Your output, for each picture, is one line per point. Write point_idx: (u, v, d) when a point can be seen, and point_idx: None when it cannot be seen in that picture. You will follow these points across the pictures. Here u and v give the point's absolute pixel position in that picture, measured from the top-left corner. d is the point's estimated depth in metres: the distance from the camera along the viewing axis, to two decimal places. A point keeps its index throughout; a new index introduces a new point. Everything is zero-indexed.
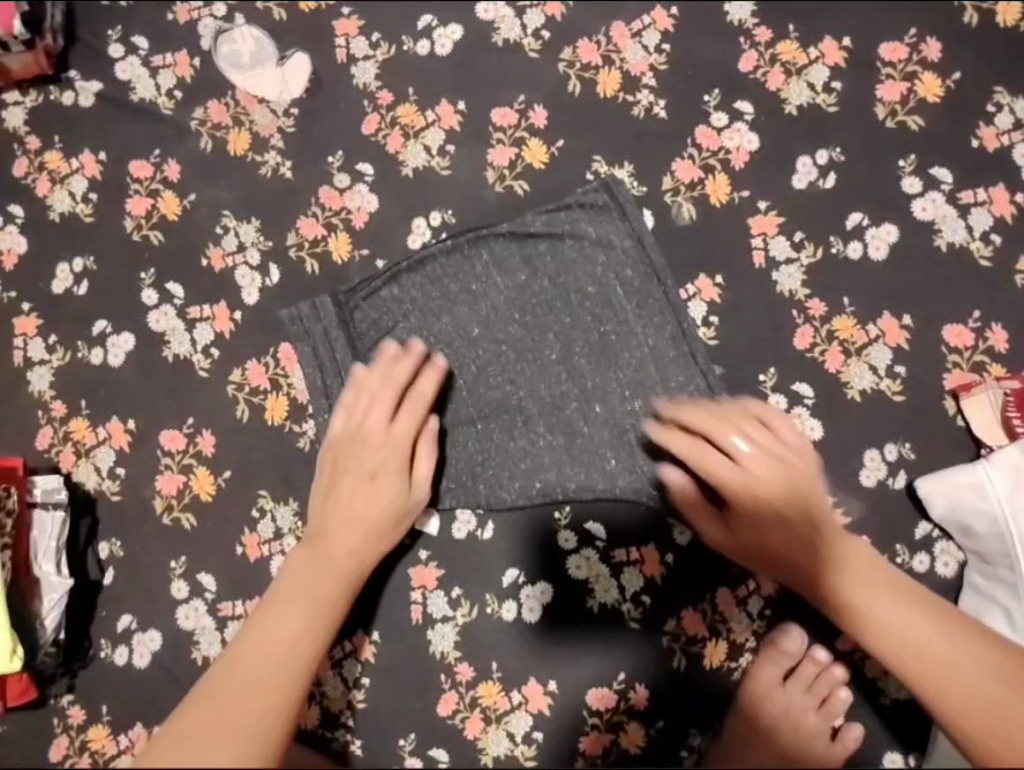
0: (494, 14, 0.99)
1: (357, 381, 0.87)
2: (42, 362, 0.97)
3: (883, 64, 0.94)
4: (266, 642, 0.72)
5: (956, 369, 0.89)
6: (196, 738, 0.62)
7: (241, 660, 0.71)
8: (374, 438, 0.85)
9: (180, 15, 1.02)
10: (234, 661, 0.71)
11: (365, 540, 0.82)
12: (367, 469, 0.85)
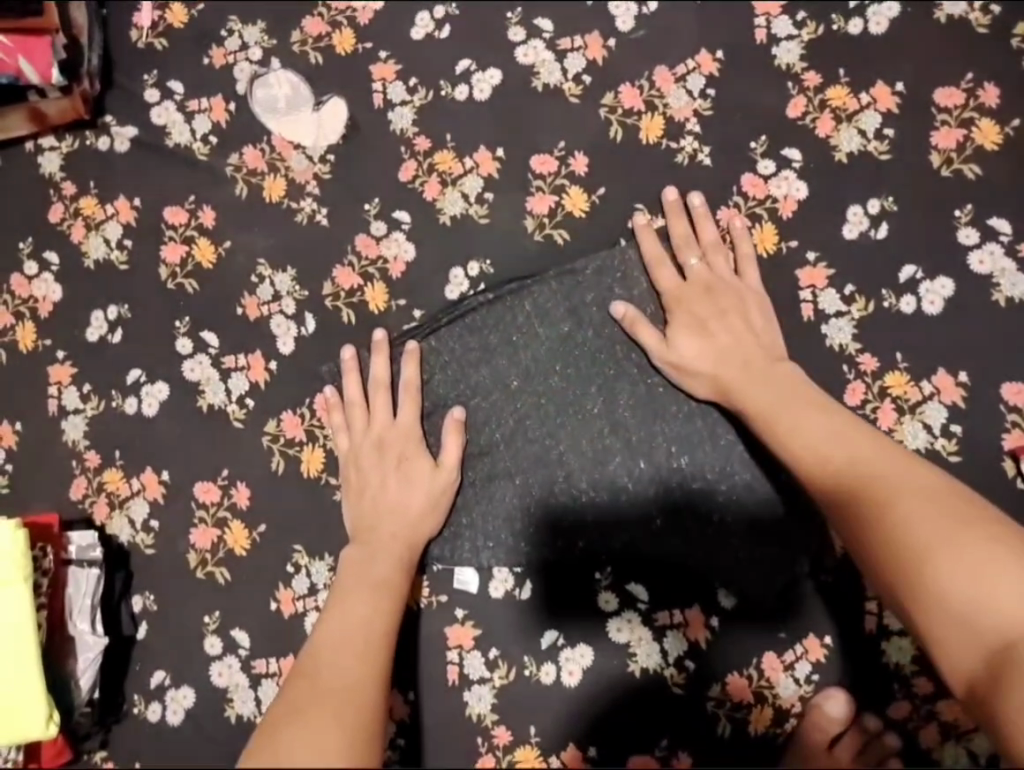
0: (533, 58, 0.97)
1: (375, 379, 0.91)
2: (77, 411, 0.97)
3: (938, 110, 0.91)
4: (340, 632, 0.76)
5: (1015, 429, 0.85)
6: (306, 711, 0.66)
7: (314, 676, 0.71)
8: (399, 430, 0.90)
9: (216, 59, 1.01)
10: (302, 689, 0.69)
11: (403, 528, 0.87)
12: (393, 459, 0.89)
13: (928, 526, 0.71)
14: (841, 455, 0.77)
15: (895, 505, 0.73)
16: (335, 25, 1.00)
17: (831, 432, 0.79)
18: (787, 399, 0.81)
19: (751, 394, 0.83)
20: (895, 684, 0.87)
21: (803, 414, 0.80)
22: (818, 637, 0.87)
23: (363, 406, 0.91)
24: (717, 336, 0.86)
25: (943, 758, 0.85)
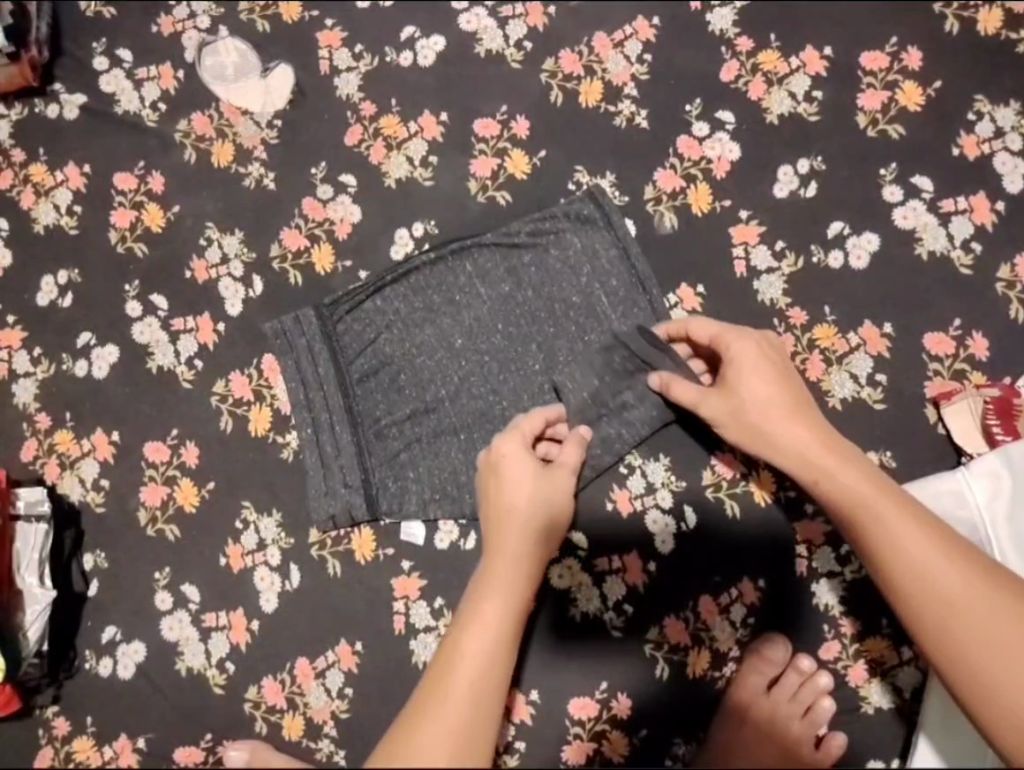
0: (476, 25, 0.99)
1: (330, 337, 0.94)
2: (27, 374, 0.98)
3: (864, 73, 0.94)
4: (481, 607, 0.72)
5: (936, 377, 0.89)
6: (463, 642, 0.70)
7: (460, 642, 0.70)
8: (353, 389, 0.93)
9: (165, 27, 1.03)
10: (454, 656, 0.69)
11: None
12: (348, 418, 0.92)
13: (906, 539, 0.74)
14: (909, 529, 0.74)
15: (898, 533, 0.74)
16: None
17: (894, 511, 0.75)
18: (793, 399, 0.81)
19: (776, 434, 0.80)
20: (825, 626, 0.90)
21: (849, 466, 0.77)
22: (751, 582, 0.90)
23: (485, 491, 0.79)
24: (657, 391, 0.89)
25: (868, 693, 0.89)
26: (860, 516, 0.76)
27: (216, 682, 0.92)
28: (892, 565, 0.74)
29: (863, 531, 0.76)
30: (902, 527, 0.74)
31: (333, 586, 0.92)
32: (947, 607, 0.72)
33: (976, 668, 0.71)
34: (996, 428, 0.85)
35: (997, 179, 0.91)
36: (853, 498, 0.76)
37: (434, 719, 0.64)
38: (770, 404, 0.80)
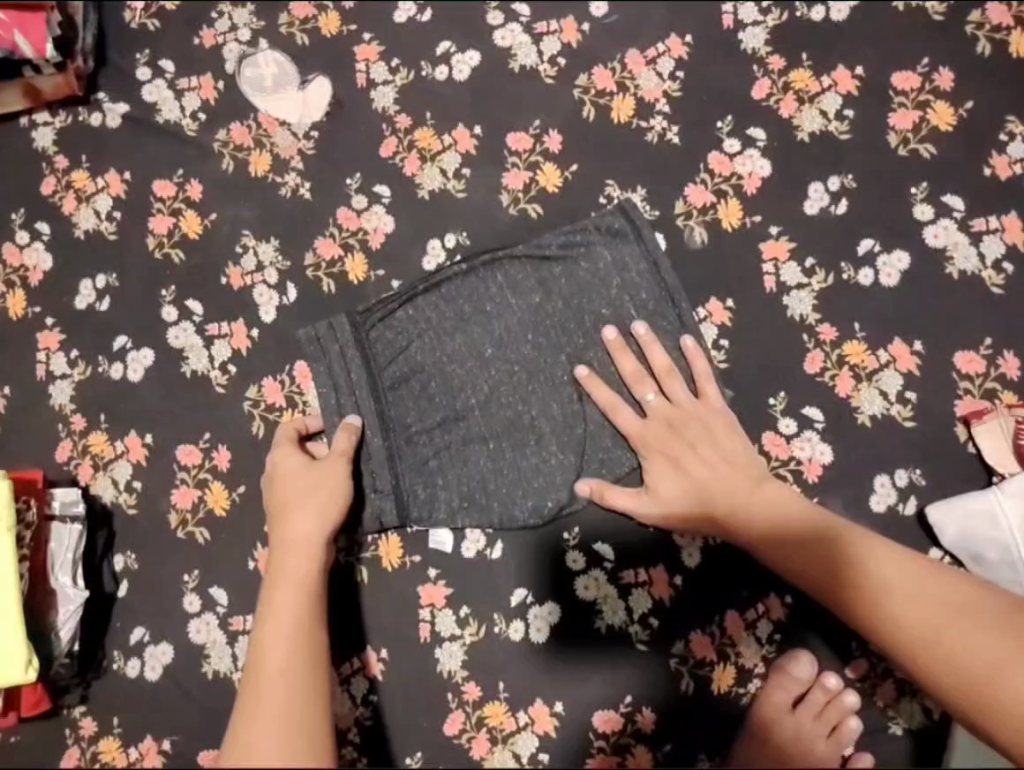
0: (510, 41, 1.01)
1: (363, 344, 0.93)
2: (64, 376, 0.99)
3: (895, 93, 0.95)
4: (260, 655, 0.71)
5: (967, 395, 0.88)
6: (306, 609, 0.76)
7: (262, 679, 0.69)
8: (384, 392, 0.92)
9: (206, 40, 1.05)
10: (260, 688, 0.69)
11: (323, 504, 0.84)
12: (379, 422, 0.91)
13: (878, 580, 0.78)
14: (890, 565, 0.79)
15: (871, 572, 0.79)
16: (321, 8, 1.04)
17: (860, 554, 0.79)
18: (703, 447, 0.87)
19: (687, 478, 0.87)
20: (853, 644, 0.89)
21: (749, 501, 0.84)
22: (778, 597, 0.89)
23: (285, 484, 0.86)
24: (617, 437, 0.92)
25: (896, 714, 0.88)
26: (835, 549, 0.80)
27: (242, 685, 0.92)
28: (872, 596, 0.78)
29: (846, 567, 0.79)
30: (880, 564, 0.79)
31: (361, 591, 0.92)
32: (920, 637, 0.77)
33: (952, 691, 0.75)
34: None
35: None
36: (809, 540, 0.81)
37: (267, 670, 0.70)
38: (682, 456, 0.88)
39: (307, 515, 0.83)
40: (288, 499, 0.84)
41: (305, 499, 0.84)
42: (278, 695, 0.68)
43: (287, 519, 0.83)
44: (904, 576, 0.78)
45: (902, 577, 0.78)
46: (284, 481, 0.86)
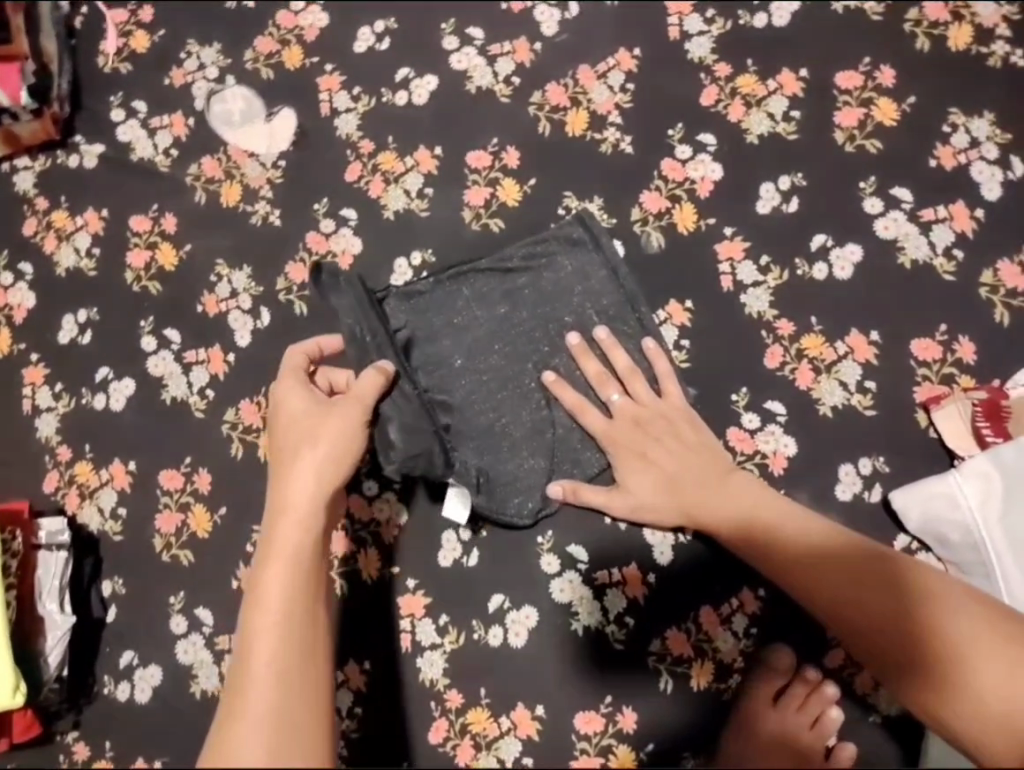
0: (466, 64, 1.05)
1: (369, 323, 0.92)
2: (49, 409, 1.02)
3: (840, 92, 0.98)
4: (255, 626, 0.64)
5: (925, 382, 0.90)
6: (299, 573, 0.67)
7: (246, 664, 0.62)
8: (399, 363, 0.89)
9: (176, 79, 1.10)
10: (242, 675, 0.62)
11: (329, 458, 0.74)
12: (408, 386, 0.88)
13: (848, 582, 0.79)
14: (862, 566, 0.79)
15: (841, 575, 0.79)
16: (284, 43, 1.09)
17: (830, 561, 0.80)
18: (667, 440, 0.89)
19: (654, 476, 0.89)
20: (828, 633, 0.90)
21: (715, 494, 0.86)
22: (751, 591, 0.90)
23: (288, 429, 0.77)
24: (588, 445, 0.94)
25: (876, 700, 0.88)
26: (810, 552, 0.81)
27: None
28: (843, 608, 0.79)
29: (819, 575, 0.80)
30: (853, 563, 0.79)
31: (342, 605, 0.94)
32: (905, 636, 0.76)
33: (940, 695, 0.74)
34: (986, 429, 0.86)
35: (975, 188, 0.93)
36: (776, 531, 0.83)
37: (257, 651, 0.63)
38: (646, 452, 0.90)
39: (308, 474, 0.72)
40: (286, 451, 0.75)
41: (308, 448, 0.74)
42: (266, 680, 0.61)
43: (286, 474, 0.73)
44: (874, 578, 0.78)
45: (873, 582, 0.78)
46: (287, 430, 0.77)
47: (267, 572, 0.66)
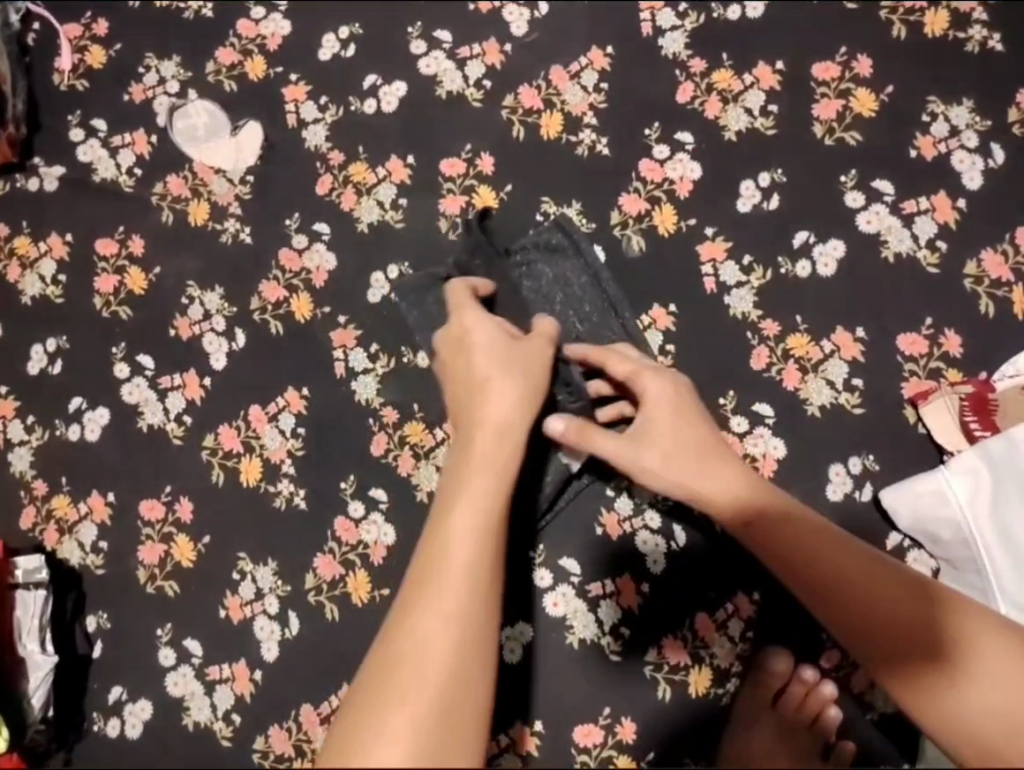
0: (435, 68, 1.02)
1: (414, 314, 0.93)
2: (22, 442, 1.00)
3: (817, 84, 0.96)
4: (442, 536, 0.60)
5: (913, 377, 0.89)
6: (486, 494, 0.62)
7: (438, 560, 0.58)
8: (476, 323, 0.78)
9: (136, 95, 1.06)
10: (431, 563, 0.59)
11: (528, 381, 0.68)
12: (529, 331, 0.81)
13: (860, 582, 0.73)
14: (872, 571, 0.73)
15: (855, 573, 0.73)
16: (246, 53, 1.05)
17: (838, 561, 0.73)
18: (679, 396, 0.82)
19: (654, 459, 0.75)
20: (823, 634, 0.89)
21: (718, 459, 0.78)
22: (746, 594, 0.89)
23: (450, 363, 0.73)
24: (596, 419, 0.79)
25: (874, 697, 0.88)
26: (822, 554, 0.73)
27: (224, 734, 0.92)
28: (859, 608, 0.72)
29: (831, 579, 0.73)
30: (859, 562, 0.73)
31: (333, 629, 0.92)
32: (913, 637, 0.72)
33: (955, 703, 0.71)
34: (973, 424, 0.85)
35: (957, 177, 0.92)
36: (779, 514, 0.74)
37: (450, 557, 0.58)
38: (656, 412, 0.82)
39: (496, 399, 0.67)
40: (468, 381, 0.69)
41: (503, 375, 0.68)
42: (442, 653, 0.54)
43: (476, 396, 0.68)
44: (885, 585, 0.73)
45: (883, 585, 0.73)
46: (467, 362, 0.71)
47: (470, 485, 0.62)
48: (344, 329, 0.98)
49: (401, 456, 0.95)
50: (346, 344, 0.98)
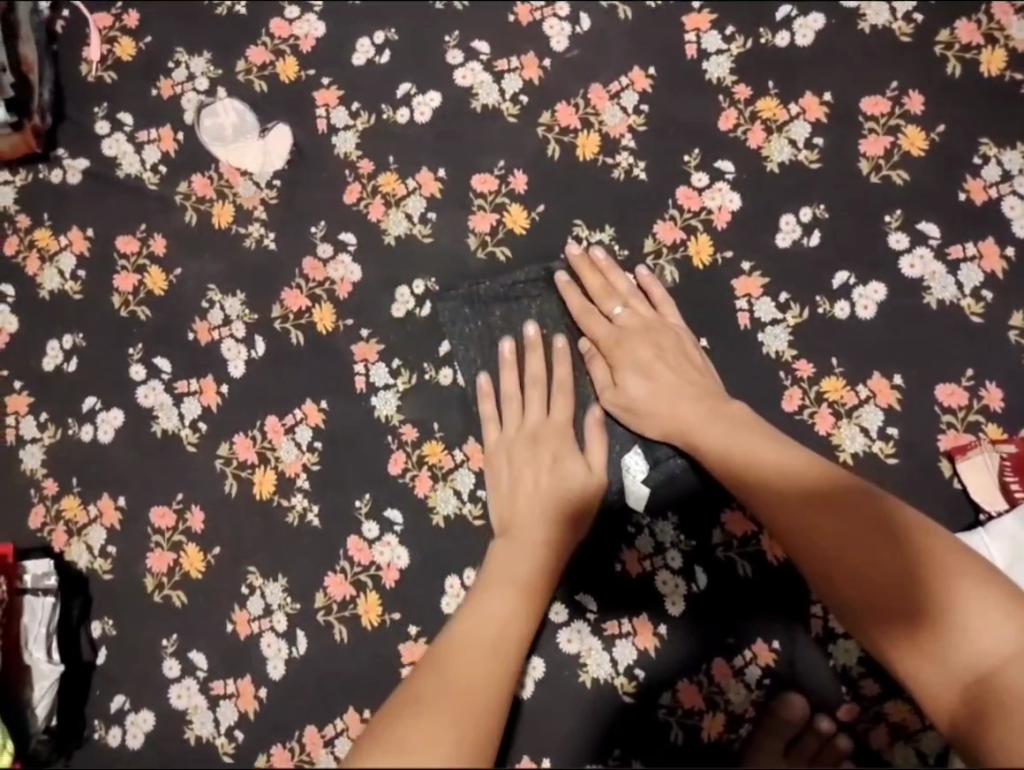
0: (471, 80, 0.99)
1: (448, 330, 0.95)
2: (34, 440, 0.98)
3: (865, 118, 0.93)
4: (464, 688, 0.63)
5: (950, 429, 0.87)
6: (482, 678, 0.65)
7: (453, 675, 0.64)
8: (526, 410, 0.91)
9: (164, 90, 1.04)
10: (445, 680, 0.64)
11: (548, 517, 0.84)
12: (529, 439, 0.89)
13: (849, 541, 0.73)
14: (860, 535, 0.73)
15: (836, 535, 0.73)
16: (278, 53, 1.03)
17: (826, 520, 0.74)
18: (670, 362, 0.87)
19: (696, 421, 0.83)
20: (842, 688, 0.87)
21: (707, 425, 0.83)
22: (765, 642, 0.88)
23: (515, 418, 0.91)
24: (662, 384, 0.86)
25: (891, 758, 0.85)
26: (827, 508, 0.74)
27: (225, 750, 0.91)
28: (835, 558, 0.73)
29: (822, 515, 0.74)
30: (839, 521, 0.74)
31: (341, 650, 0.91)
32: (873, 576, 0.71)
33: (930, 656, 0.70)
34: (1013, 483, 0.83)
35: (1006, 224, 0.89)
36: (742, 470, 0.80)
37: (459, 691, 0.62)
38: (651, 367, 0.87)
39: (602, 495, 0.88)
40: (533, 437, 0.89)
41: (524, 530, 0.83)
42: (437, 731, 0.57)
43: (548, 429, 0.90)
44: (863, 544, 0.72)
45: (867, 543, 0.72)
46: (574, 412, 0.91)
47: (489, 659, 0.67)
48: (367, 343, 0.96)
49: (419, 475, 0.93)
50: (368, 358, 0.95)
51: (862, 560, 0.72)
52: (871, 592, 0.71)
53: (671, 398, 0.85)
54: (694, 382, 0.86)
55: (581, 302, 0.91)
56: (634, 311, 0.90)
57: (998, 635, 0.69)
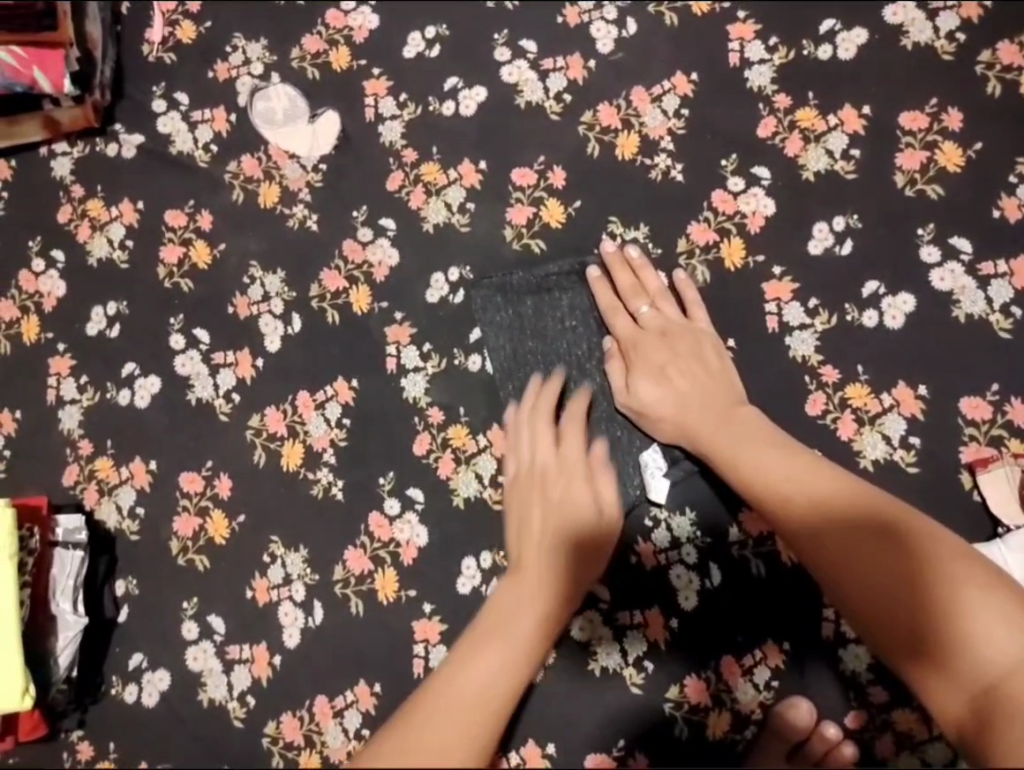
0: (517, 77, 1.02)
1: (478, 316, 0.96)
2: (73, 401, 1.01)
3: (903, 133, 0.94)
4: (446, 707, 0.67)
5: (972, 442, 0.87)
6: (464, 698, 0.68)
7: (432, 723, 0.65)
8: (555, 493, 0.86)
9: (220, 73, 1.08)
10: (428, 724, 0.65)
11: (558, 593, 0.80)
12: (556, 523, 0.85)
13: (852, 548, 0.74)
14: (864, 543, 0.74)
15: (840, 542, 0.75)
16: (332, 43, 1.06)
17: (831, 527, 0.75)
18: (689, 364, 0.88)
19: (710, 426, 0.85)
20: (851, 694, 0.87)
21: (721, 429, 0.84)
22: (776, 643, 0.88)
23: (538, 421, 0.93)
24: (680, 386, 0.88)
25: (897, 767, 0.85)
26: (835, 516, 0.76)
27: (236, 714, 0.92)
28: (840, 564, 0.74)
29: (829, 522, 0.76)
30: (844, 530, 0.75)
31: (356, 623, 0.92)
32: (875, 584, 0.72)
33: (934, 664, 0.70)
34: None
35: None
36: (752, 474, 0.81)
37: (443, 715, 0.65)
38: (671, 368, 0.89)
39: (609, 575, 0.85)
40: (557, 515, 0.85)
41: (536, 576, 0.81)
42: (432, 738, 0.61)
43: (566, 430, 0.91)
44: (867, 552, 0.74)
45: (870, 552, 0.73)
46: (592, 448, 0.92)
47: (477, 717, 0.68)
48: (400, 326, 0.98)
49: (442, 457, 0.95)
50: (400, 340, 0.98)
51: (865, 569, 0.73)
52: (876, 598, 0.72)
53: (689, 401, 0.87)
54: (712, 385, 0.87)
55: (608, 300, 0.93)
56: (660, 312, 0.92)
57: (1004, 642, 0.69)
